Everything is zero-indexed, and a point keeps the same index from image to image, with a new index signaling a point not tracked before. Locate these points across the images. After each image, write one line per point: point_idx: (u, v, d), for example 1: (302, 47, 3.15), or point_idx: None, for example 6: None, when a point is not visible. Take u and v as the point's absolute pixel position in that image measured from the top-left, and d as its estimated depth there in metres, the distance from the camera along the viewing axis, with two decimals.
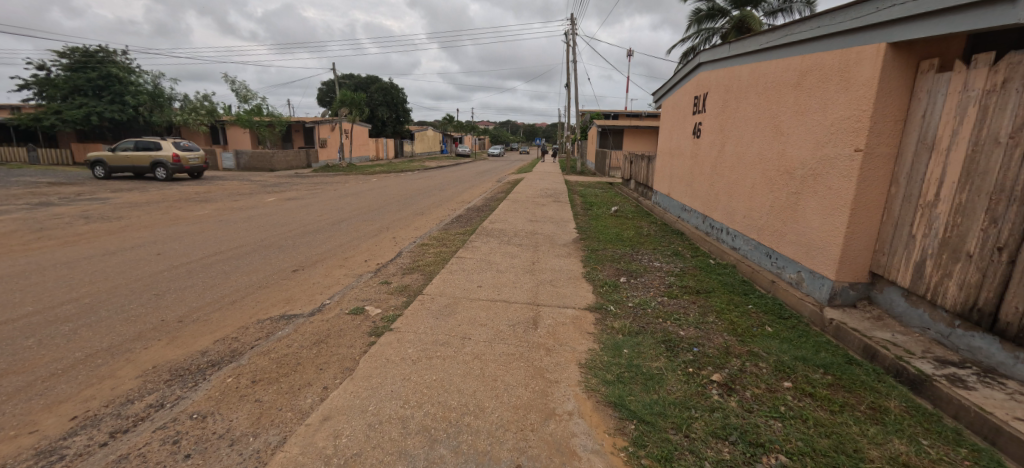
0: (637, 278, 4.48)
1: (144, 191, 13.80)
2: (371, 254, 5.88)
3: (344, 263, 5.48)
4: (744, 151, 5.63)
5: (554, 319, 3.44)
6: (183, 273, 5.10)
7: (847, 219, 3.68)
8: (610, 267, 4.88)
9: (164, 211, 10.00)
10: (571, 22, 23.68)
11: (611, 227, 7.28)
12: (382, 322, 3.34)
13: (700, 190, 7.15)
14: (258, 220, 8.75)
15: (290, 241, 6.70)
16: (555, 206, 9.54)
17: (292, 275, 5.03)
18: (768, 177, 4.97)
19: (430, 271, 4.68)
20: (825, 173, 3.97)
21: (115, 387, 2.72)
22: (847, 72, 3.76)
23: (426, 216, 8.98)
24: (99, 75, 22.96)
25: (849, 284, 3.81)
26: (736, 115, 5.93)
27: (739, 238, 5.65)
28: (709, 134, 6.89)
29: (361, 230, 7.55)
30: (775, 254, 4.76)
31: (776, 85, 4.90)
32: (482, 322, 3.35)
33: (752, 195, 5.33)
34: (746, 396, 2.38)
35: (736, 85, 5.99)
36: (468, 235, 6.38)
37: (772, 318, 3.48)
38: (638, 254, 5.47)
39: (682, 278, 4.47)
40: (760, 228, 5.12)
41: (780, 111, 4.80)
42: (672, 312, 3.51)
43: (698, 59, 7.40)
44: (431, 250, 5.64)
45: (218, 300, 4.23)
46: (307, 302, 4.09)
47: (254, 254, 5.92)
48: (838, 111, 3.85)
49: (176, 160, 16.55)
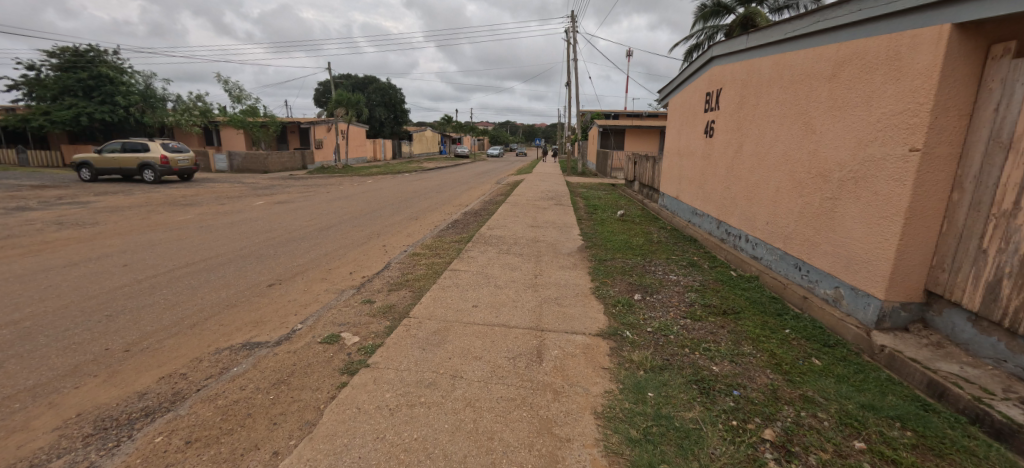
0: (653, 295, 3.97)
1: (129, 194, 13.28)
2: (357, 265, 5.35)
3: (326, 276, 4.94)
4: (767, 151, 5.11)
5: (561, 349, 2.92)
6: (146, 289, 4.57)
7: (899, 230, 3.17)
8: (621, 281, 4.36)
9: (145, 216, 9.46)
10: (571, 21, 23.20)
11: (618, 233, 6.76)
12: (358, 355, 2.82)
13: (713, 193, 6.64)
14: (242, 225, 8.24)
15: (271, 250, 6.16)
16: (558, 210, 9.02)
17: (266, 291, 4.50)
18: (797, 180, 4.46)
19: (420, 287, 4.15)
20: (871, 176, 3.46)
21: (22, 445, 2.20)
22: (899, 61, 3.25)
23: (420, 220, 8.46)
24: (89, 75, 22.44)
25: (900, 304, 3.31)
26: (757, 111, 5.40)
27: (761, 247, 5.14)
28: (724, 133, 6.38)
29: (349, 237, 7.02)
30: (807, 266, 4.25)
31: (805, 78, 4.39)
32: (477, 355, 2.83)
33: (777, 199, 4.82)
34: (812, 464, 1.85)
35: (755, 80, 5.48)
36: (463, 244, 5.87)
37: (817, 348, 2.97)
38: (650, 265, 4.96)
39: (704, 295, 3.95)
40: (787, 236, 4.61)
41: (811, 106, 4.29)
42: (699, 340, 3.00)
43: (710, 52, 6.89)
44: (422, 261, 5.12)
45: (177, 323, 3.71)
46: (277, 326, 3.56)
47: (229, 265, 5.40)
48: (887, 105, 3.34)
49: (164, 162, 16.00)
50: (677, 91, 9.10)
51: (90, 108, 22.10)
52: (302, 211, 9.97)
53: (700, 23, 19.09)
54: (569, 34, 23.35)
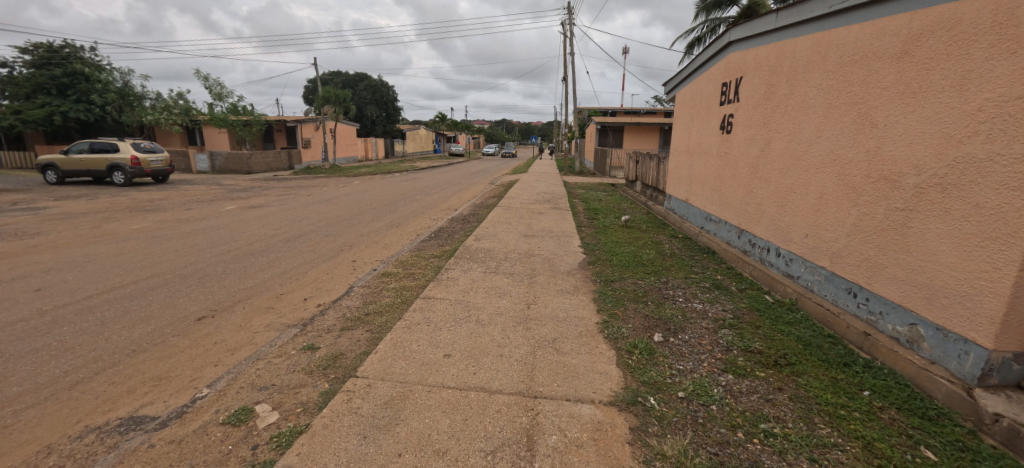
0: (677, 334, 3.12)
1: (92, 198, 12.31)
2: (315, 288, 4.47)
3: (273, 305, 4.04)
4: (805, 150, 4.26)
5: (562, 434, 2.05)
6: (41, 326, 3.66)
7: (1017, 256, 2.34)
8: (634, 312, 3.51)
9: (97, 224, 8.51)
10: (567, 15, 22.33)
11: (624, 243, 5.89)
12: (266, 452, 1.93)
13: (732, 198, 5.80)
14: (200, 235, 7.32)
15: (220, 268, 5.27)
16: (555, 215, 8.12)
17: (191, 328, 3.60)
18: (848, 185, 3.62)
19: (381, 327, 3.25)
20: (970, 182, 2.62)
21: None
22: (1014, 28, 2.42)
23: (401, 228, 7.57)
24: (64, 72, 21.32)
25: (1013, 356, 2.47)
26: (790, 103, 4.54)
27: (798, 263, 4.31)
28: (746, 128, 5.53)
29: (316, 251, 6.09)
30: (866, 293, 3.41)
31: (860, 58, 3.55)
32: (439, 447, 1.95)
33: (819, 207, 3.98)
34: None
35: (787, 64, 4.64)
36: (443, 260, 5.00)
37: (919, 428, 2.13)
38: (667, 287, 4.10)
39: (743, 334, 3.09)
40: (835, 253, 3.76)
41: (869, 94, 3.45)
42: (755, 417, 2.14)
43: (728, 36, 6.03)
44: (392, 284, 4.24)
45: (53, 382, 2.81)
46: (183, 388, 2.68)
47: (161, 290, 4.50)
48: (995, 88, 2.50)
49: (135, 163, 14.94)
50: (684, 83, 8.25)
51: (64, 106, 21.00)
52: (273, 217, 9.09)
53: (703, 15, 18.25)
54: (566, 27, 22.38)
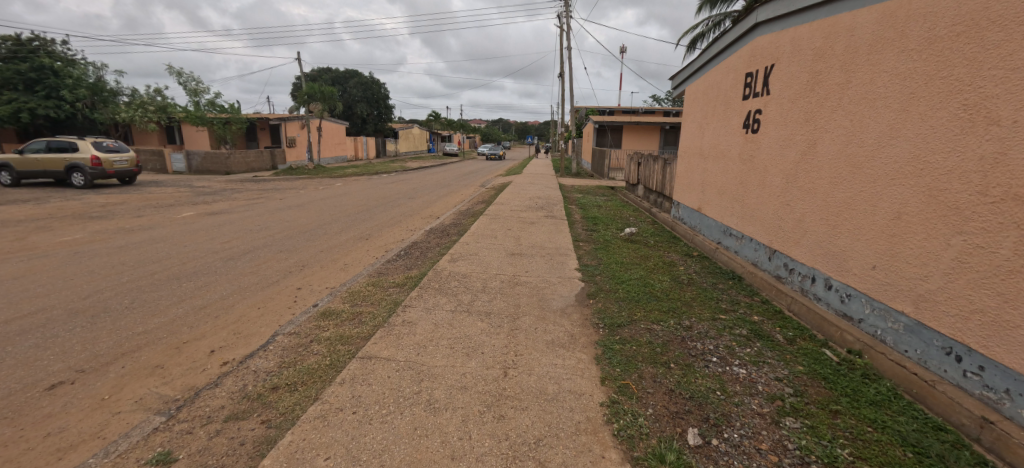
0: (721, 430, 2.10)
1: (40, 202, 11.14)
2: (234, 332, 3.45)
3: (163, 363, 3.00)
4: (869, 156, 3.27)
5: None
6: None
7: None
8: (654, 383, 2.50)
9: (23, 236, 7.38)
10: (564, 7, 21.20)
11: (631, 266, 4.87)
12: None
13: (760, 212, 4.81)
14: (132, 251, 6.23)
15: (128, 300, 4.21)
16: (549, 227, 7.09)
17: (27, 406, 2.54)
18: (948, 205, 2.61)
19: (285, 415, 2.22)
20: None
21: None
22: None
23: (369, 242, 6.52)
24: (31, 67, 19.96)
25: None
26: (846, 94, 3.54)
27: (859, 301, 3.32)
28: (779, 126, 4.53)
29: (257, 274, 5.03)
30: (982, 361, 2.41)
31: (965, 31, 2.56)
32: None
33: (895, 231, 2.97)
34: None
35: (841, 45, 3.64)
36: (404, 292, 3.97)
37: None
38: (692, 337, 3.09)
39: (817, 429, 2.09)
40: (922, 296, 2.76)
41: (985, 79, 2.45)
42: None
43: (756, 16, 5.03)
44: (327, 332, 3.21)
45: None
46: None
47: (27, 338, 3.43)
48: None
49: (96, 164, 13.79)
50: (695, 77, 7.27)
51: (30, 103, 19.68)
52: (229, 227, 8.01)
53: (706, 10, 17.28)
54: (563, 21, 21.30)
